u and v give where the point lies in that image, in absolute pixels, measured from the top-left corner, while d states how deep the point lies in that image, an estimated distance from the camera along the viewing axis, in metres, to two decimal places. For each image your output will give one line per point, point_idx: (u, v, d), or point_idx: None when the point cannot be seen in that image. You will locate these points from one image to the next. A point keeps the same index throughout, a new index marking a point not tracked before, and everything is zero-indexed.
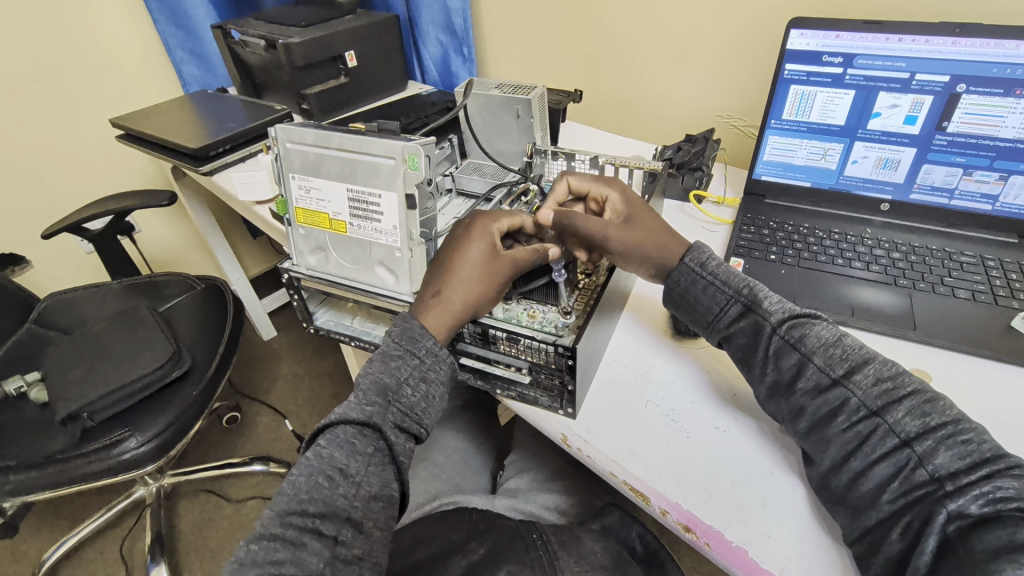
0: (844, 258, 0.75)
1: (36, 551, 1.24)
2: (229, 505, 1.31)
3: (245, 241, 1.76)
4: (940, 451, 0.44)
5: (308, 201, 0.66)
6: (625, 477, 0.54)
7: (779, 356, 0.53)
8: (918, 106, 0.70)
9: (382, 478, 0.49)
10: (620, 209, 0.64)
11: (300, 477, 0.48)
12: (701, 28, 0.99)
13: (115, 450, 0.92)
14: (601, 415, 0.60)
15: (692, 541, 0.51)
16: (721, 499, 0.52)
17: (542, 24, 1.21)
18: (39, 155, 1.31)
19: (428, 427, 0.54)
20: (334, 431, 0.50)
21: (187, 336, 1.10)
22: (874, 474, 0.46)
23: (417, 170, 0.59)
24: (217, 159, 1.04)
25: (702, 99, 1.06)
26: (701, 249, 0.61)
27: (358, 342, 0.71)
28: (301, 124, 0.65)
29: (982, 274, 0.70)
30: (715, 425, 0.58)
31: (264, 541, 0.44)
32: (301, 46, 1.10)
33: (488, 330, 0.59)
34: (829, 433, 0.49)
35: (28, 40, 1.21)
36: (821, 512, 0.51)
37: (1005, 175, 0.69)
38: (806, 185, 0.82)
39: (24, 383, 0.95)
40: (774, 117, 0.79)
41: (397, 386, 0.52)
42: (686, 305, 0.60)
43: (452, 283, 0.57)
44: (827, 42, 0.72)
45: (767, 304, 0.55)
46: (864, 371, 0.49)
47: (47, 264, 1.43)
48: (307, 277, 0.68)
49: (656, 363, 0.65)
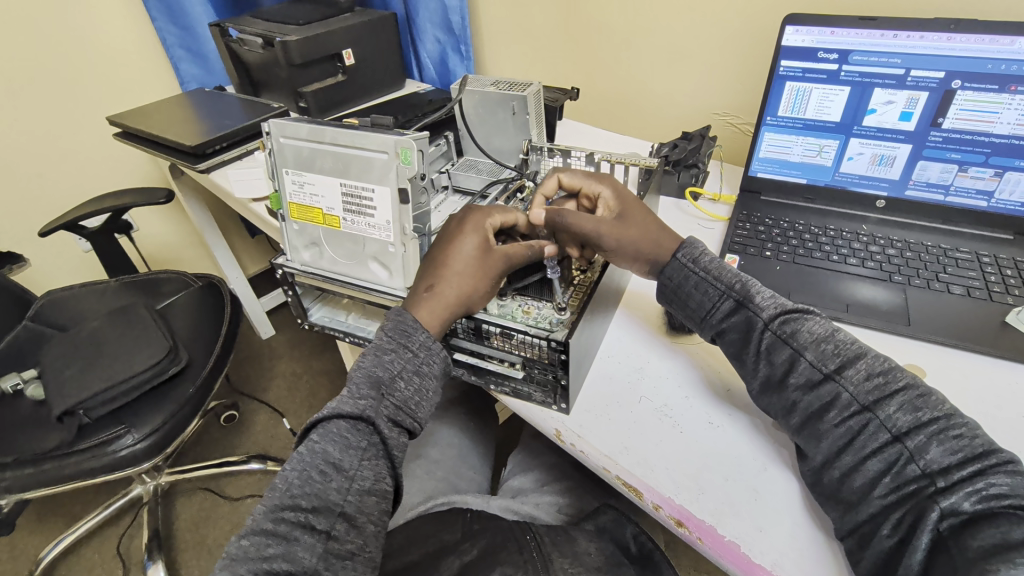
0: (839, 254, 0.75)
1: (33, 548, 1.24)
2: (227, 503, 1.31)
3: (243, 239, 1.76)
4: (932, 446, 0.44)
5: (301, 196, 0.66)
6: (618, 472, 0.54)
7: (772, 351, 0.53)
8: (913, 103, 0.70)
9: (376, 472, 0.49)
10: (613, 205, 0.64)
11: (293, 471, 0.48)
12: (698, 26, 0.99)
13: (111, 447, 0.92)
14: (594, 411, 0.60)
15: (685, 535, 0.51)
16: (714, 494, 0.52)
17: (539, 21, 1.21)
18: (37, 152, 1.31)
19: (422, 422, 0.54)
20: (327, 425, 0.50)
21: (183, 334, 1.10)
22: (866, 470, 0.46)
23: (410, 164, 0.59)
24: (214, 156, 1.04)
25: (699, 97, 1.06)
26: (694, 245, 0.61)
27: (353, 338, 0.71)
28: (294, 118, 0.65)
29: (977, 271, 0.69)
30: (708, 421, 0.58)
31: (256, 536, 0.44)
32: (298, 44, 1.10)
33: (481, 325, 0.59)
34: (822, 428, 0.49)
35: (26, 37, 1.22)
36: (814, 508, 0.51)
37: (1000, 171, 0.69)
38: (802, 182, 0.82)
39: (21, 380, 0.95)
40: (770, 113, 0.79)
41: (390, 379, 0.52)
42: (679, 301, 0.60)
43: (445, 278, 0.57)
44: (823, 38, 0.72)
45: (760, 300, 0.55)
46: (855, 366, 0.49)
47: (45, 262, 1.43)
48: (301, 272, 0.68)
49: (650, 359, 0.65)
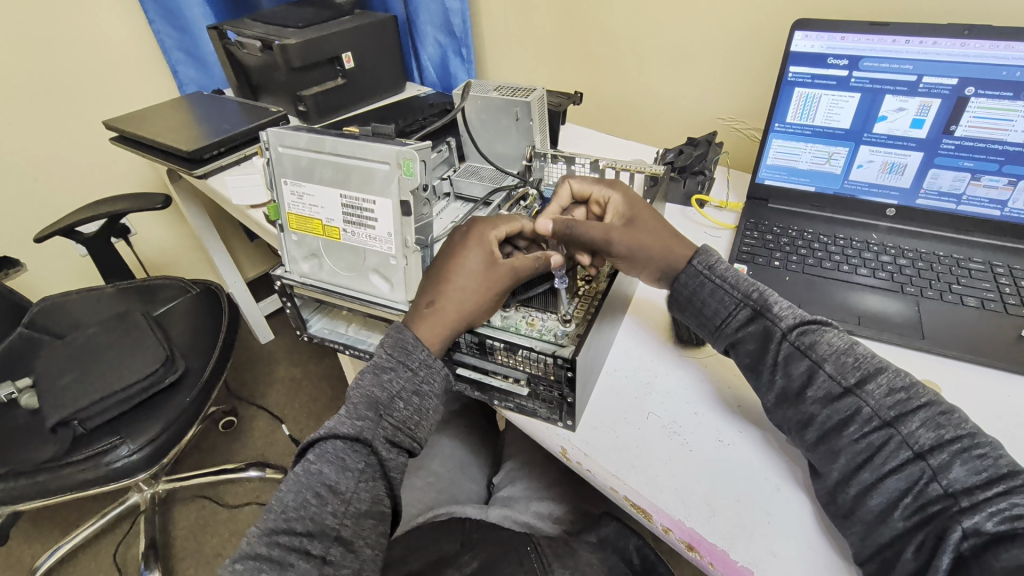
0: (849, 264, 0.73)
1: (29, 556, 1.22)
2: (225, 510, 1.29)
3: (242, 243, 1.74)
4: (955, 465, 0.42)
5: (300, 207, 0.65)
6: (626, 492, 0.53)
7: (789, 363, 0.51)
8: (925, 110, 0.69)
9: (374, 494, 0.48)
10: (622, 210, 0.63)
11: (288, 493, 0.46)
12: (703, 31, 0.98)
13: (106, 458, 0.91)
14: (601, 427, 0.58)
15: (695, 559, 0.49)
16: (725, 515, 0.50)
17: (542, 25, 1.19)
18: (32, 156, 1.29)
19: (422, 440, 0.52)
20: (323, 446, 0.48)
21: (180, 341, 1.08)
22: (884, 489, 0.44)
23: (412, 176, 0.57)
24: (211, 161, 1.03)
25: (703, 101, 1.05)
26: (709, 253, 0.60)
27: (352, 350, 0.70)
28: (293, 127, 0.63)
29: (991, 282, 0.68)
30: (718, 438, 0.57)
31: (249, 561, 0.42)
32: (297, 47, 1.08)
33: (485, 339, 0.57)
34: (839, 444, 0.48)
35: (21, 40, 1.20)
36: (828, 528, 0.49)
37: (1014, 180, 0.68)
38: (810, 190, 0.80)
39: (15, 390, 0.94)
40: (778, 120, 0.77)
41: (389, 399, 0.51)
42: (693, 310, 0.59)
43: (449, 289, 0.55)
44: (833, 44, 0.71)
45: (778, 309, 0.54)
46: (876, 381, 0.47)
47: (41, 267, 1.41)
48: (300, 284, 0.67)
49: (658, 373, 0.64)
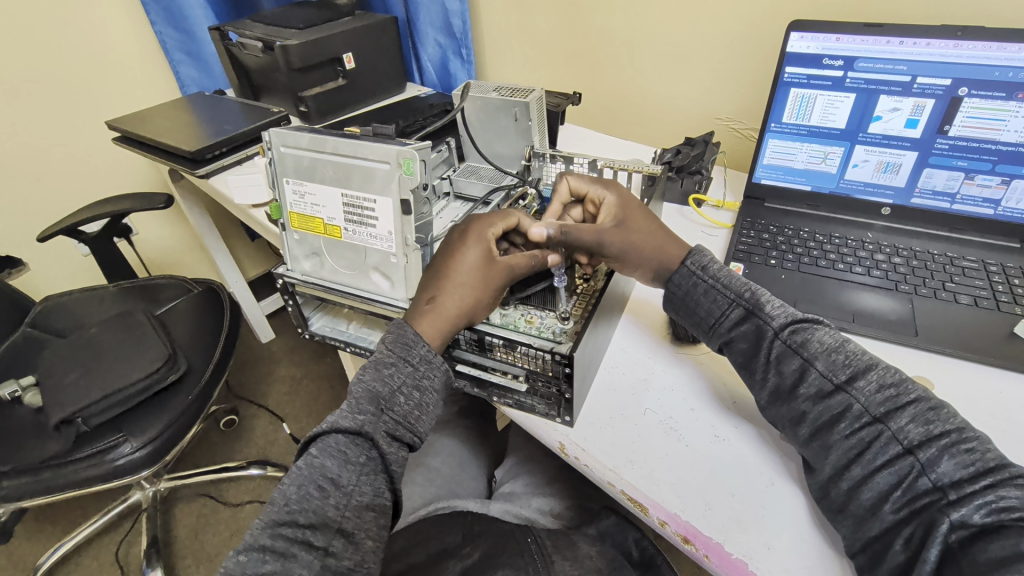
0: (844, 263, 0.74)
1: (32, 554, 1.23)
2: (227, 508, 1.30)
3: (243, 242, 1.75)
4: (943, 459, 0.43)
5: (302, 206, 0.66)
6: (623, 486, 0.53)
7: (781, 360, 0.52)
8: (919, 110, 0.70)
9: (375, 487, 0.49)
10: (615, 211, 0.63)
11: (291, 486, 0.47)
12: (700, 33, 0.99)
13: (109, 455, 0.91)
14: (598, 423, 0.59)
15: (691, 551, 0.51)
16: (720, 509, 0.51)
17: (541, 26, 1.20)
18: (35, 157, 1.30)
19: (422, 435, 0.53)
20: (325, 439, 0.49)
21: (183, 339, 1.09)
22: (875, 482, 0.45)
23: (412, 175, 0.58)
24: (213, 161, 1.04)
25: (701, 102, 1.06)
26: (703, 253, 0.61)
27: (353, 347, 0.71)
28: (294, 128, 0.64)
29: (984, 280, 0.69)
30: (714, 433, 0.58)
31: (253, 552, 0.43)
32: (299, 48, 1.09)
33: (484, 336, 0.58)
34: (831, 439, 0.48)
35: (24, 41, 1.21)
36: (822, 522, 0.50)
37: (1007, 180, 0.68)
38: (806, 189, 0.81)
39: (19, 388, 0.94)
40: (775, 121, 0.78)
41: (390, 394, 0.51)
42: (687, 310, 0.60)
43: (446, 289, 0.56)
44: (828, 45, 0.72)
45: (770, 309, 0.55)
46: (866, 378, 0.48)
47: (43, 267, 1.42)
48: (302, 282, 0.68)
49: (655, 370, 0.65)
